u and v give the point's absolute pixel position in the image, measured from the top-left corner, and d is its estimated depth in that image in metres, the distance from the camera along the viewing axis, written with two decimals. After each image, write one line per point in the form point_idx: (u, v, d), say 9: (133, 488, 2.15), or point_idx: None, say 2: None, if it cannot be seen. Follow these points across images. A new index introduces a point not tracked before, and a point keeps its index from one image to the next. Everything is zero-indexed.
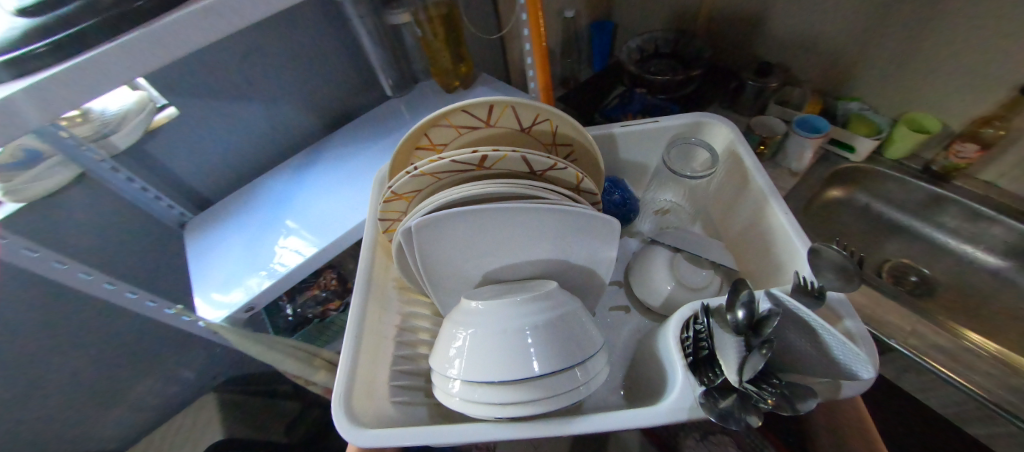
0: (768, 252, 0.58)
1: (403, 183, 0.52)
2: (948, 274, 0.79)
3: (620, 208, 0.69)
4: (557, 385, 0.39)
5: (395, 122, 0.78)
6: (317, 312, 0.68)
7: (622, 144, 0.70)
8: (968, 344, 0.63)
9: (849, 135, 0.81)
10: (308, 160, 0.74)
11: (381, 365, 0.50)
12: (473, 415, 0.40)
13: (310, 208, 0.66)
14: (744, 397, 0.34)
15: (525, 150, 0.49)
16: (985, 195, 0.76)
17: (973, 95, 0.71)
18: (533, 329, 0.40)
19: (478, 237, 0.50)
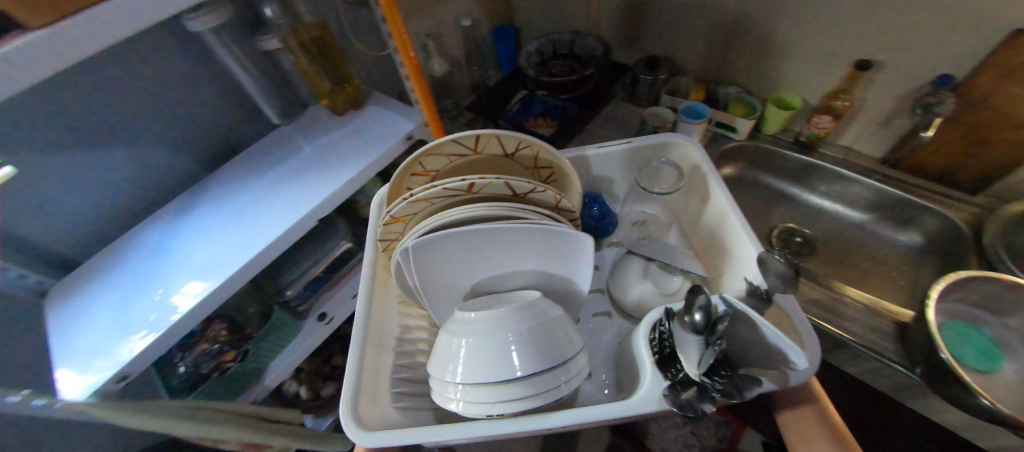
0: (727, 257, 0.63)
1: (402, 207, 0.56)
2: (824, 231, 0.88)
3: (598, 221, 0.74)
4: (541, 385, 0.45)
5: (282, 150, 0.74)
6: (212, 367, 0.61)
7: (598, 163, 0.74)
8: (845, 299, 0.70)
9: (729, 118, 0.89)
10: (193, 199, 0.69)
11: (383, 376, 0.53)
12: (467, 414, 0.45)
13: (193, 256, 0.61)
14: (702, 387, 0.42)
15: (507, 177, 0.54)
16: (844, 159, 0.87)
17: (819, 73, 0.80)
18: (522, 340, 0.46)
19: (469, 254, 0.55)
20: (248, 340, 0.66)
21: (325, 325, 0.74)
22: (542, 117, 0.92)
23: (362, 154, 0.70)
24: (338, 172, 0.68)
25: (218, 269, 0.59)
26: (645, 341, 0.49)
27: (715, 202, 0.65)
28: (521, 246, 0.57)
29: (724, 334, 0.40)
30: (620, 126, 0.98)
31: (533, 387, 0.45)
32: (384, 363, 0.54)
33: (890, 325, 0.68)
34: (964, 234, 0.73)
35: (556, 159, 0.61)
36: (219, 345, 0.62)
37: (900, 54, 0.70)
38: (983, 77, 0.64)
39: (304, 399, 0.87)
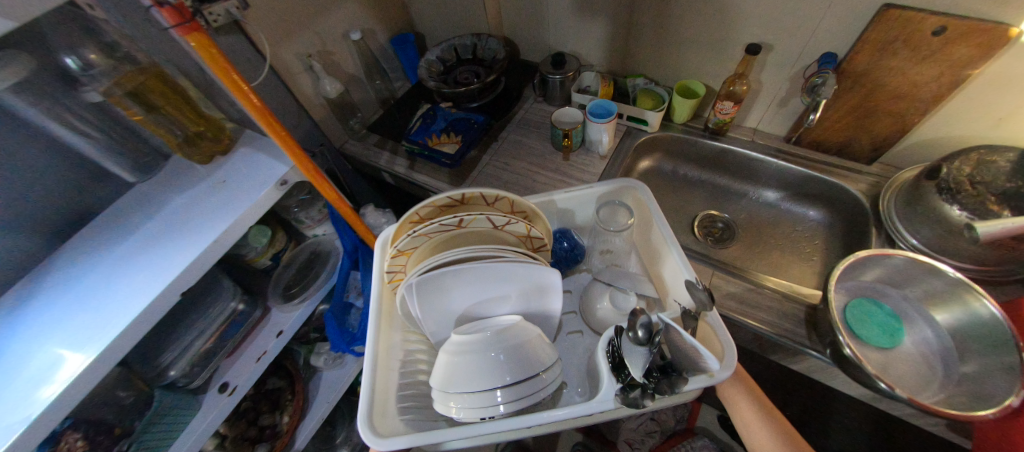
0: (673, 281, 0.64)
1: (406, 242, 0.59)
2: (740, 214, 0.89)
3: (569, 255, 0.76)
4: (524, 388, 0.53)
5: (138, 211, 0.64)
6: None
7: (561, 204, 0.75)
8: (768, 290, 0.68)
9: (638, 112, 0.87)
10: (37, 281, 0.58)
11: (391, 393, 0.56)
12: (463, 417, 0.51)
13: (34, 351, 0.50)
14: (643, 387, 0.49)
15: (489, 213, 0.61)
16: (753, 140, 0.87)
17: (719, 57, 0.80)
18: (506, 357, 0.53)
19: (466, 282, 0.60)
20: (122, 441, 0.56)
21: (228, 396, 0.66)
22: (446, 134, 0.88)
23: (231, 207, 0.61)
24: (203, 233, 0.59)
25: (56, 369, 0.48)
26: (601, 351, 0.55)
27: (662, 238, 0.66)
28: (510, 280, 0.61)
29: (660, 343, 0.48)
30: (534, 129, 0.95)
31: (513, 395, 0.52)
32: (392, 381, 0.58)
33: (801, 310, 0.65)
34: (860, 205, 0.76)
35: (528, 207, 0.64)
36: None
37: (786, 34, 0.70)
38: (861, 52, 0.65)
39: None
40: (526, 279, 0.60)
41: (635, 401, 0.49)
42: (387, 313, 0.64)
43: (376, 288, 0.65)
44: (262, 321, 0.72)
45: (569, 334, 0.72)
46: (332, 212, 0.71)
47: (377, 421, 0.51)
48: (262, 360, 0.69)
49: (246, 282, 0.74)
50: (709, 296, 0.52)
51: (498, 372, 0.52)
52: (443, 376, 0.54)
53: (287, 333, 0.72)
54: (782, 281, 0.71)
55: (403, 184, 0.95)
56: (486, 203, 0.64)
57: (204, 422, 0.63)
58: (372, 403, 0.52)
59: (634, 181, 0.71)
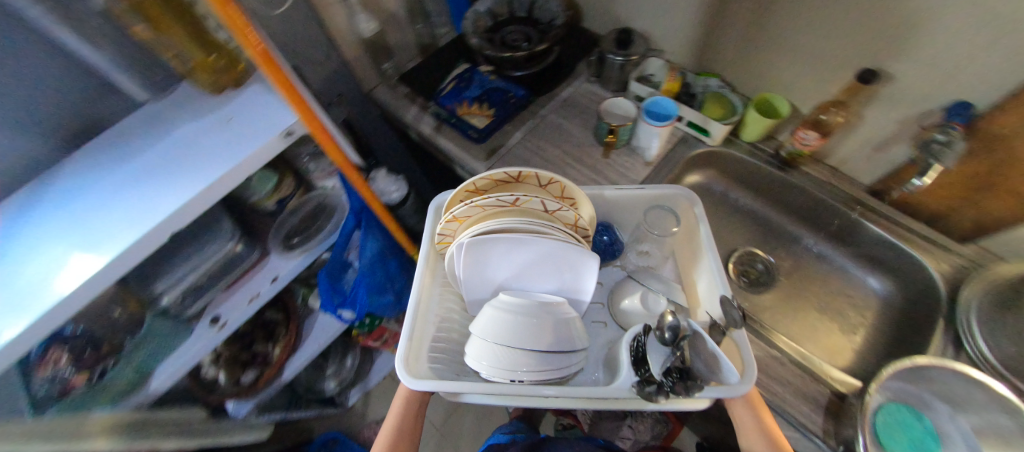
0: (709, 289, 0.57)
1: (462, 209, 0.56)
2: (787, 260, 0.79)
3: (607, 248, 0.67)
4: (551, 363, 0.49)
5: (148, 131, 0.60)
6: (56, 391, 0.54)
7: (607, 201, 0.67)
8: (794, 360, 0.61)
9: (703, 119, 0.75)
10: (44, 187, 0.56)
11: (424, 340, 0.55)
12: (488, 372, 0.48)
13: (18, 267, 0.47)
14: (658, 384, 0.43)
15: (542, 198, 0.55)
16: (828, 181, 0.75)
17: (819, 73, 0.65)
18: (540, 322, 0.50)
19: (512, 256, 0.56)
20: (112, 356, 0.58)
21: (217, 330, 0.66)
22: (478, 104, 0.80)
23: (238, 146, 0.55)
24: (200, 177, 0.52)
25: (32, 295, 0.45)
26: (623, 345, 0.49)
27: (702, 257, 0.59)
28: (555, 264, 0.57)
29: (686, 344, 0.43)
30: (578, 113, 0.84)
31: (536, 365, 0.48)
32: (428, 331, 0.57)
33: (825, 396, 0.58)
34: (935, 291, 0.63)
35: (580, 196, 0.60)
36: (66, 370, 0.54)
37: (917, 68, 0.55)
38: (1008, 112, 0.51)
39: (223, 386, 0.80)
40: (573, 262, 0.56)
41: (648, 397, 0.43)
42: (430, 266, 0.62)
43: (424, 248, 0.63)
44: (259, 264, 0.71)
45: (592, 324, 0.65)
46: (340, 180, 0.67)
47: (411, 356, 0.52)
48: (253, 301, 0.68)
49: (249, 220, 0.71)
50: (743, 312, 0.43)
51: (528, 334, 0.49)
52: (479, 323, 0.51)
53: (282, 280, 0.70)
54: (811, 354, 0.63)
55: (426, 146, 0.89)
56: (539, 186, 0.59)
57: (191, 349, 0.64)
58: (411, 342, 0.53)
59: (687, 191, 0.63)
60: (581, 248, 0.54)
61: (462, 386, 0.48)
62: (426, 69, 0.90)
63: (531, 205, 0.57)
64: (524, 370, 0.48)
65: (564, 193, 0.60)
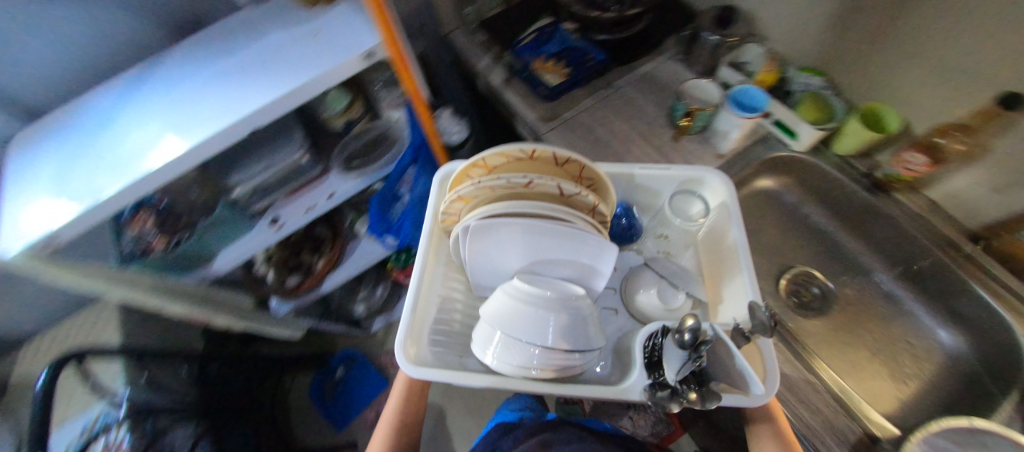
0: (732, 286, 0.52)
1: (469, 189, 0.51)
2: (848, 290, 0.73)
3: (624, 232, 0.61)
4: (568, 359, 0.45)
5: (245, 32, 0.63)
6: (139, 249, 0.61)
7: (631, 181, 0.62)
8: (829, 391, 0.58)
9: (794, 120, 0.68)
10: (158, 67, 0.62)
11: (426, 322, 0.52)
12: (501, 364, 0.44)
13: (128, 135, 0.53)
14: (672, 392, 0.37)
15: (559, 180, 0.49)
16: (925, 216, 0.67)
17: (947, 93, 0.59)
18: (557, 316, 0.45)
19: (520, 241, 0.51)
20: (184, 229, 0.64)
21: (275, 230, 0.71)
22: (554, 60, 0.78)
23: (320, 61, 0.57)
24: (279, 84, 0.55)
25: (126, 164, 0.51)
26: (637, 342, 0.47)
27: (730, 252, 0.53)
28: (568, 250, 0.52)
29: (706, 354, 0.36)
30: (655, 90, 0.79)
31: (549, 363, 0.43)
32: (428, 316, 0.53)
33: (858, 435, 0.54)
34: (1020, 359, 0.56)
35: (600, 176, 0.54)
36: (149, 232, 0.61)
37: None
38: None
39: (270, 282, 0.87)
40: (588, 250, 0.51)
41: (660, 404, 0.38)
42: (431, 245, 0.58)
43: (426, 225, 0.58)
44: (320, 178, 0.74)
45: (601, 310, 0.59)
46: (409, 111, 0.67)
47: (411, 339, 0.49)
48: (310, 212, 0.72)
49: (318, 136, 0.75)
50: (779, 318, 0.35)
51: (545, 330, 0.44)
52: (494, 311, 0.47)
53: (337, 197, 0.73)
54: (850, 391, 0.59)
55: (491, 98, 0.88)
56: (555, 165, 0.53)
57: (251, 242, 0.70)
58: (410, 329, 0.49)
59: (716, 172, 0.58)
60: (601, 238, 0.47)
61: (465, 378, 0.45)
62: (506, 18, 0.87)
63: (546, 187, 0.51)
64: (535, 365, 0.43)
65: (583, 174, 0.54)
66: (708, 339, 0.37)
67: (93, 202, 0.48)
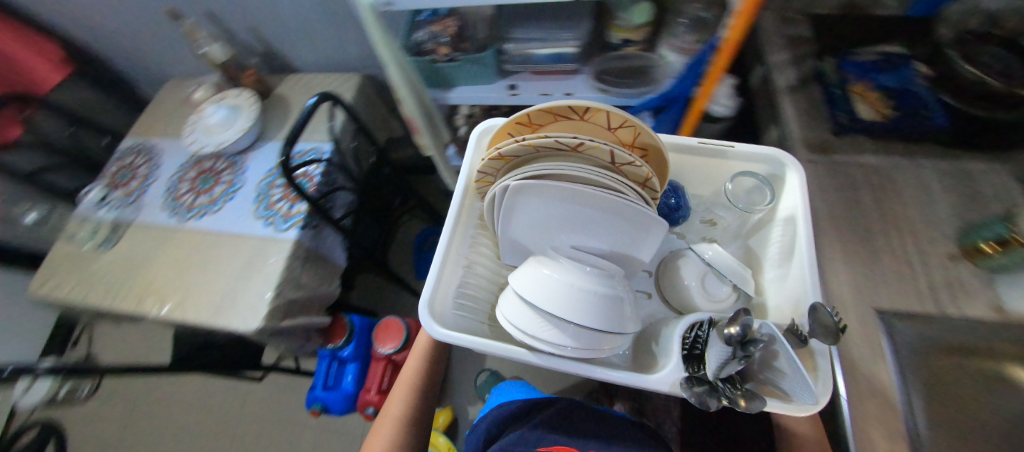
0: (788, 284, 0.48)
1: (510, 147, 0.48)
2: None
3: (672, 213, 0.58)
4: (599, 341, 0.42)
5: None
6: (428, 48, 0.69)
7: (685, 156, 0.57)
8: None
9: None
10: None
11: (451, 289, 0.51)
12: (529, 342, 0.42)
13: None
14: (710, 389, 0.38)
15: (614, 144, 0.45)
16: None
17: None
18: (594, 293, 0.42)
19: (561, 207, 0.49)
20: (461, 49, 0.69)
21: (510, 95, 0.75)
22: (877, 93, 0.68)
23: None
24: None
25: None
26: (675, 331, 0.45)
27: (793, 247, 0.49)
28: (607, 223, 0.49)
29: (756, 353, 0.36)
30: (989, 196, 0.58)
31: (590, 341, 0.42)
32: (454, 279, 0.52)
33: None
34: None
35: (655, 146, 0.49)
36: (442, 36, 0.68)
37: None
38: None
39: (460, 136, 0.96)
40: (635, 227, 0.48)
41: (702, 402, 0.38)
42: (464, 207, 0.56)
43: (460, 185, 0.56)
44: (569, 74, 0.75)
45: (636, 293, 0.59)
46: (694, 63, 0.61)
47: (435, 306, 0.48)
48: (544, 96, 0.74)
49: (597, 37, 0.73)
50: (845, 325, 0.35)
51: (578, 310, 0.40)
52: (525, 278, 0.44)
53: (571, 99, 0.73)
54: None
55: (766, 99, 0.77)
56: (607, 129, 0.50)
57: (483, 92, 0.76)
58: (437, 289, 0.48)
59: (793, 158, 0.52)
60: (647, 210, 0.45)
61: (487, 347, 0.44)
62: (850, 30, 0.75)
63: (595, 151, 0.47)
64: (570, 343, 0.41)
65: (638, 139, 0.49)
66: (759, 337, 0.36)
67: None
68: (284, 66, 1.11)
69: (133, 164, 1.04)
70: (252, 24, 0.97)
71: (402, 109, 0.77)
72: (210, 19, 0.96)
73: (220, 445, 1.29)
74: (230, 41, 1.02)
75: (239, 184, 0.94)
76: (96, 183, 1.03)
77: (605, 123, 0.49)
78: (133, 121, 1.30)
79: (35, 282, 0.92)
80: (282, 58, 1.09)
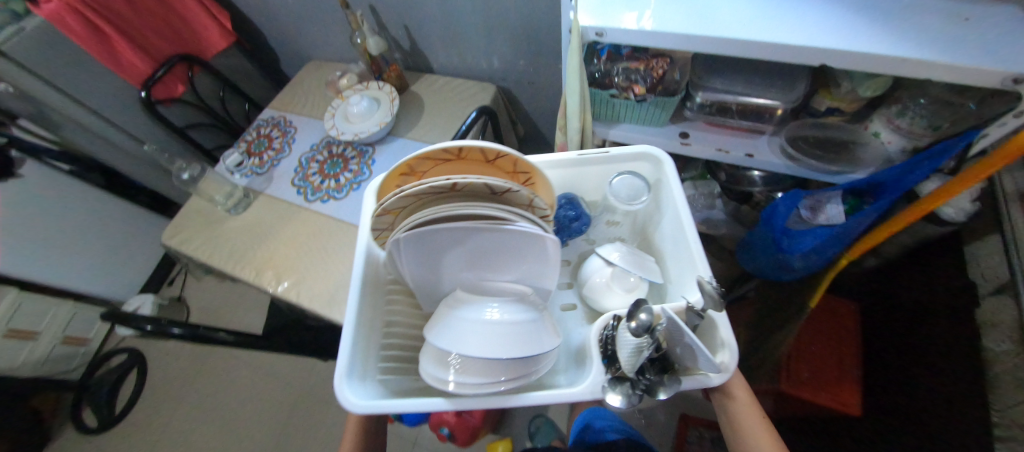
0: (680, 261, 0.52)
1: (392, 203, 0.47)
2: None
3: (572, 224, 0.60)
4: (518, 368, 0.42)
5: None
6: (623, 84, 0.63)
7: (574, 170, 0.60)
8: None
9: None
10: None
11: (371, 355, 0.49)
12: (456, 388, 0.41)
13: (714, 2, 0.54)
14: (630, 385, 0.41)
15: (489, 179, 0.45)
16: None
17: None
18: (494, 324, 0.43)
19: (463, 241, 0.49)
20: (656, 91, 0.62)
21: (679, 144, 0.68)
22: None
23: (943, 50, 0.45)
24: (921, 47, 0.45)
25: (717, 29, 0.51)
26: (591, 334, 0.47)
27: (680, 232, 0.52)
28: (509, 249, 0.50)
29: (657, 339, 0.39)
30: None
31: (512, 371, 0.42)
32: (371, 340, 0.50)
33: None
34: None
35: (536, 170, 0.50)
36: (642, 73, 0.62)
37: None
38: None
39: None
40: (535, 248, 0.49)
41: (625, 398, 0.41)
42: (369, 272, 0.53)
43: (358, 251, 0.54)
44: (748, 134, 0.68)
45: (560, 308, 0.61)
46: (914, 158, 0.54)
47: (356, 380, 0.45)
48: (720, 153, 0.66)
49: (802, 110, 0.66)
50: (723, 290, 0.38)
51: (480, 345, 0.41)
52: (439, 324, 0.45)
53: (753, 162, 0.66)
54: None
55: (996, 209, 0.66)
56: (487, 163, 0.50)
57: (648, 134, 0.70)
58: (353, 358, 0.46)
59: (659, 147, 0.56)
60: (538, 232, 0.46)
61: (412, 405, 0.42)
62: None
63: (474, 187, 0.48)
64: (501, 376, 0.41)
65: (519, 165, 0.49)
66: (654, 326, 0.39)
67: (655, 32, 0.52)
68: (422, 65, 1.13)
69: (270, 135, 1.08)
70: (407, 22, 0.99)
71: (556, 137, 0.73)
72: (372, 12, 0.99)
73: (278, 411, 1.33)
74: (383, 34, 1.05)
75: (365, 176, 0.95)
76: (232, 148, 1.08)
77: (483, 157, 0.49)
78: (270, 94, 1.40)
79: (166, 232, 0.97)
80: (422, 58, 1.10)
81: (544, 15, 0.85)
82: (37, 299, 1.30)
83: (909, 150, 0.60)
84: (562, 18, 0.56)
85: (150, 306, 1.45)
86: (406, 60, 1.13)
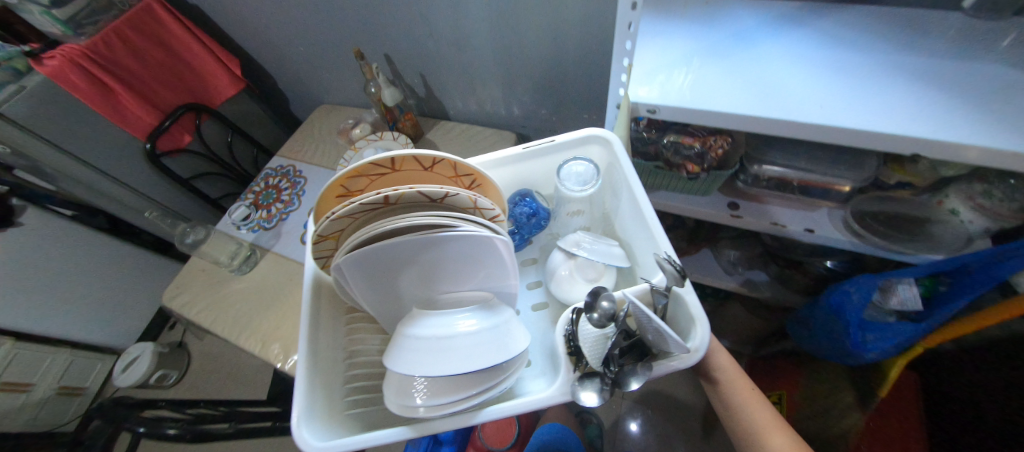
0: (641, 241, 0.50)
1: (327, 227, 0.44)
2: None
3: (530, 220, 0.62)
4: (485, 378, 0.40)
5: (942, 42, 0.50)
6: (677, 161, 0.57)
7: (522, 164, 0.59)
8: None
9: None
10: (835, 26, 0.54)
11: (336, 388, 0.45)
12: (426, 407, 0.39)
13: (779, 77, 0.49)
14: (601, 380, 0.39)
15: (423, 186, 0.42)
16: None
17: None
18: (455, 337, 0.40)
19: (416, 257, 0.45)
20: (714, 169, 0.57)
21: (729, 216, 0.63)
22: None
23: None
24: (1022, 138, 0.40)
25: (790, 110, 0.45)
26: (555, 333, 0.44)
27: (636, 213, 0.49)
28: (463, 257, 0.47)
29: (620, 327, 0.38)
30: None
31: (478, 382, 0.39)
32: (333, 372, 0.46)
33: None
34: None
35: (477, 169, 0.47)
36: (697, 149, 0.56)
37: None
38: None
39: None
40: (489, 255, 0.46)
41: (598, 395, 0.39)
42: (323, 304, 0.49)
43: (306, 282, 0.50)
44: (806, 207, 0.62)
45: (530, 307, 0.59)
46: (999, 251, 0.47)
47: (317, 420, 0.41)
48: (775, 227, 0.60)
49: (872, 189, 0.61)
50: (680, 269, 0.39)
51: (440, 361, 0.38)
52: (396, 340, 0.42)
53: (813, 237, 0.60)
54: None
55: None
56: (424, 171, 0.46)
57: (694, 205, 0.64)
58: (314, 396, 0.42)
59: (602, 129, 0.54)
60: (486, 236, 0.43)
61: (380, 434, 0.39)
62: None
63: (411, 197, 0.44)
64: (469, 389, 0.39)
65: (458, 167, 0.46)
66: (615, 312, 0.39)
67: (713, 109, 0.46)
68: (439, 112, 1.09)
69: (278, 186, 1.03)
70: (425, 72, 0.95)
71: None
72: (388, 62, 0.95)
73: None
74: (400, 83, 1.01)
75: None
76: (240, 199, 1.03)
77: (419, 166, 0.45)
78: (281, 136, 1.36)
79: (168, 292, 0.91)
80: (438, 105, 1.06)
81: (571, 70, 0.81)
82: (34, 350, 1.24)
83: (994, 230, 0.53)
84: (609, 95, 0.52)
85: (149, 354, 1.35)
86: (421, 107, 1.09)
